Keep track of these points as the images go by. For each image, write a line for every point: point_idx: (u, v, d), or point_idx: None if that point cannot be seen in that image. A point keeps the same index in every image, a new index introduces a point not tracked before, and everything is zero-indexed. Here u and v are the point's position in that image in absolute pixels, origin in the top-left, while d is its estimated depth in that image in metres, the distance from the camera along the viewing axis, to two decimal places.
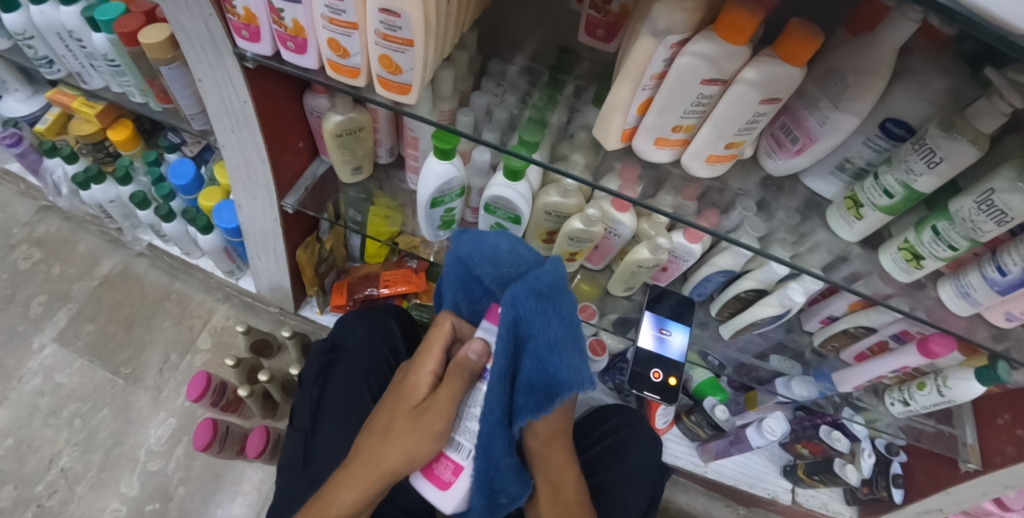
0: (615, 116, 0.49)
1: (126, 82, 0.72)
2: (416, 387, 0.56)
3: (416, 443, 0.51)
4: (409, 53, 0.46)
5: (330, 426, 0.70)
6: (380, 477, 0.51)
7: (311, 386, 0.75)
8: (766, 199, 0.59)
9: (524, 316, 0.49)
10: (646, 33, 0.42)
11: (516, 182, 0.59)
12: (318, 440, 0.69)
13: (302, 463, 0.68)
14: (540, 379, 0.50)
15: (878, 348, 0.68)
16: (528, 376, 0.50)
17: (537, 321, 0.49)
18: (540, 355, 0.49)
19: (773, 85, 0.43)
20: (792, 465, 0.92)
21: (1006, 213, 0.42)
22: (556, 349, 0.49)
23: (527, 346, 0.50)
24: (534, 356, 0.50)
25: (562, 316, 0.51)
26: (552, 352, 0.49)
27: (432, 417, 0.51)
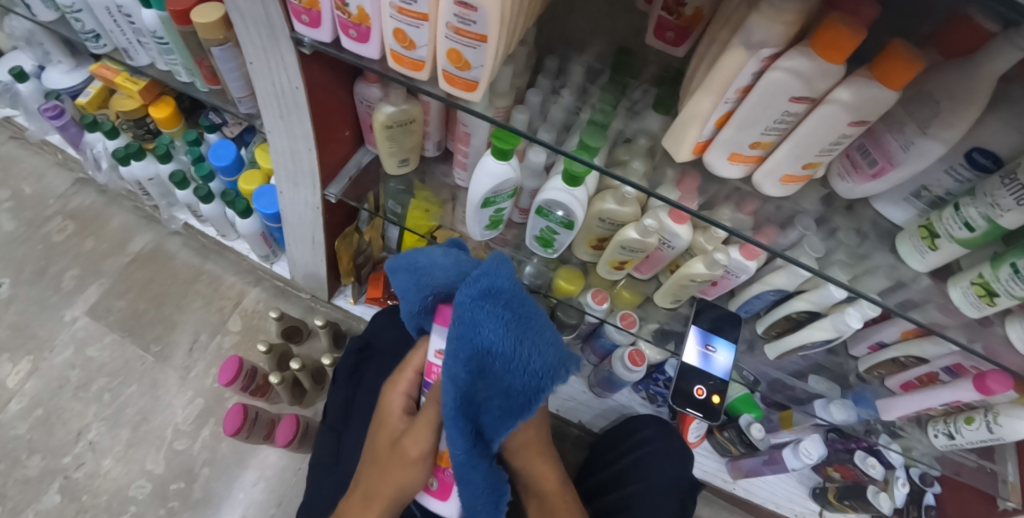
0: (690, 128, 0.47)
1: (172, 60, 0.71)
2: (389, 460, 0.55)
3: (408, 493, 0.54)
4: (480, 49, 0.44)
5: (360, 427, 0.69)
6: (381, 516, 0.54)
7: (344, 385, 0.74)
8: (829, 219, 0.57)
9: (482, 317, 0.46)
10: (738, 45, 0.40)
11: (574, 187, 0.56)
12: (350, 440, 0.69)
13: (334, 462, 0.68)
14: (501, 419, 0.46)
15: (927, 380, 0.65)
16: (466, 404, 0.46)
17: (473, 324, 0.46)
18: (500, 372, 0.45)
19: (865, 107, 0.41)
20: (821, 487, 0.90)
21: None
22: (512, 392, 0.46)
23: (488, 366, 0.45)
24: (491, 383, 0.46)
25: (518, 342, 0.46)
26: (519, 359, 0.45)
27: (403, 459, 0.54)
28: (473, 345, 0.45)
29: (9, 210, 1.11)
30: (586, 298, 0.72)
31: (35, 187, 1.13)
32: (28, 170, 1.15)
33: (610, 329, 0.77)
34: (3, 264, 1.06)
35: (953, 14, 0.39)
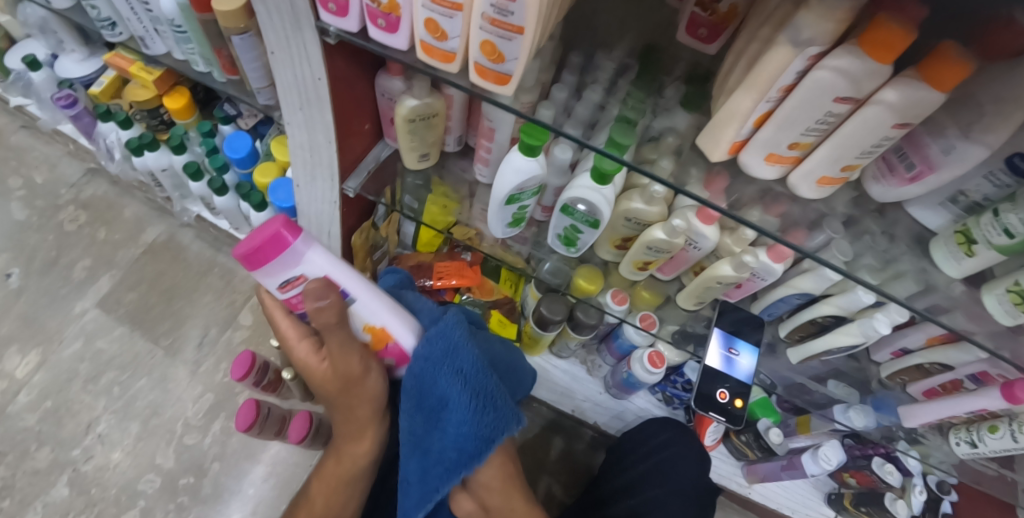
0: (728, 127, 0.46)
1: (190, 49, 0.70)
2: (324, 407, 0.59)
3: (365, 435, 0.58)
4: (516, 41, 0.43)
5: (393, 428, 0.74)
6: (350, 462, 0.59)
7: None
8: (860, 222, 0.56)
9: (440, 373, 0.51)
10: (785, 42, 0.39)
11: (603, 186, 0.55)
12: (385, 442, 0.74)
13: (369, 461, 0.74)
14: (446, 471, 0.51)
15: (952, 387, 0.64)
16: (421, 451, 0.53)
17: (433, 381, 0.51)
18: (452, 427, 0.50)
19: (913, 109, 0.39)
20: (837, 493, 0.89)
21: None
22: (457, 449, 0.50)
23: (441, 416, 0.51)
24: (443, 434, 0.51)
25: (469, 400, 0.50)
26: (466, 419, 0.49)
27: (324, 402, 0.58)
28: (425, 394, 0.51)
29: (20, 199, 1.10)
30: (606, 299, 0.72)
31: (47, 177, 1.12)
32: (39, 159, 1.14)
33: (629, 329, 0.76)
34: (14, 254, 1.05)
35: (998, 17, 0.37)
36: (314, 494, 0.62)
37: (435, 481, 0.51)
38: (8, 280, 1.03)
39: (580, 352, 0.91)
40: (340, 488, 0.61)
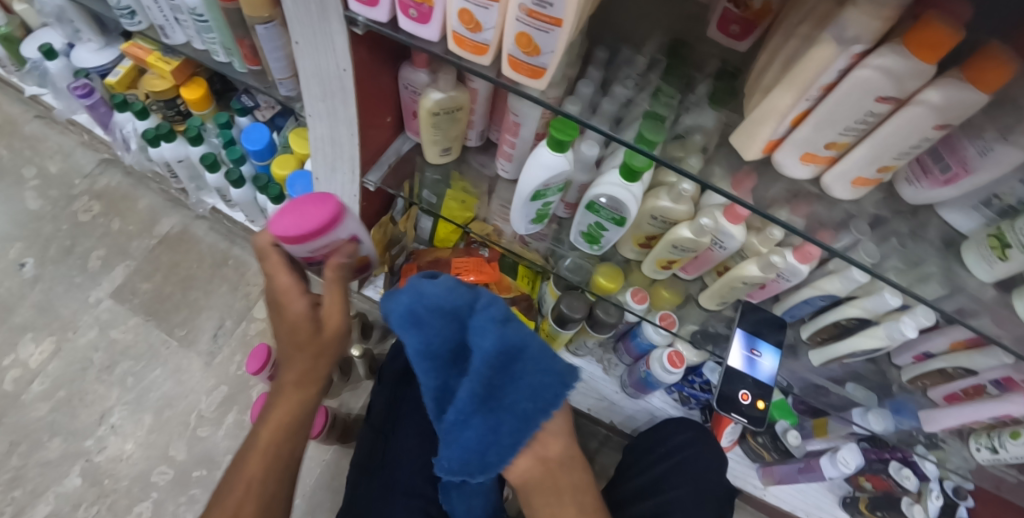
0: (765, 125, 0.46)
1: (211, 38, 0.70)
2: (282, 407, 0.54)
3: (287, 446, 0.55)
4: (553, 33, 0.42)
5: (408, 430, 0.72)
6: (272, 479, 0.53)
7: (390, 387, 0.77)
8: (889, 224, 0.56)
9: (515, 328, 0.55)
10: (829, 39, 0.38)
11: (632, 183, 0.55)
12: (396, 446, 0.71)
13: (379, 466, 0.70)
14: (519, 423, 0.52)
15: (974, 391, 0.64)
16: (490, 412, 0.52)
17: (509, 335, 0.53)
18: (529, 375, 0.53)
19: (957, 111, 0.39)
20: (853, 496, 0.89)
21: None
22: (536, 392, 0.54)
23: (516, 369, 0.53)
24: (518, 386, 0.53)
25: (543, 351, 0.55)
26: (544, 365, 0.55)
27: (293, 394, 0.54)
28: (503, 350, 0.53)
29: (35, 189, 1.09)
30: (626, 297, 0.72)
31: (62, 166, 1.12)
32: (54, 148, 1.13)
33: (649, 328, 0.76)
34: (29, 243, 1.05)
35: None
36: (250, 455, 0.54)
37: (509, 437, 0.52)
38: (22, 270, 1.02)
39: (596, 351, 0.90)
40: (280, 451, 0.54)
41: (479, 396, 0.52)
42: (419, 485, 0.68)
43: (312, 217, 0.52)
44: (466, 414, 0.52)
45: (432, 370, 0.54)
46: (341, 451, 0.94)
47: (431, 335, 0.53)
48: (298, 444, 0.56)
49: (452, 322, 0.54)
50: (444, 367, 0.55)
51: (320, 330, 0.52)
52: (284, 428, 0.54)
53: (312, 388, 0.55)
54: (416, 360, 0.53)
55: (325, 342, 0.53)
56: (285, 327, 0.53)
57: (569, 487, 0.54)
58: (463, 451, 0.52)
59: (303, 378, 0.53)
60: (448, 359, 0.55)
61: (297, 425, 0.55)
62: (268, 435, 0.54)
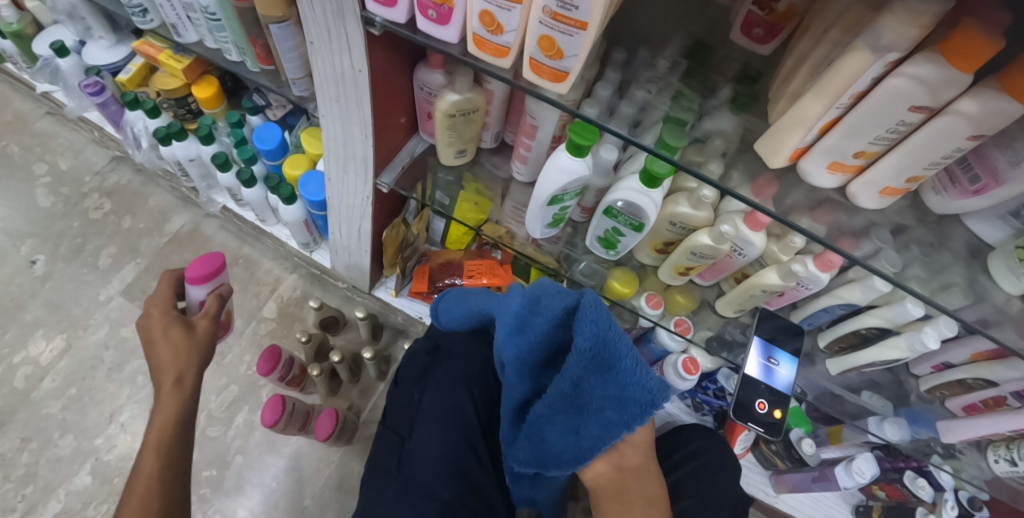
0: (792, 133, 0.45)
1: (223, 37, 0.69)
2: (159, 410, 0.63)
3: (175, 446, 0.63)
4: (577, 37, 0.41)
5: (427, 430, 0.71)
6: (164, 475, 0.59)
7: (412, 386, 0.77)
8: (914, 233, 0.54)
9: (612, 334, 0.45)
10: (862, 47, 0.37)
11: (652, 189, 0.54)
12: (413, 445, 0.70)
13: (396, 468, 0.68)
14: (603, 430, 0.47)
15: (994, 403, 0.62)
16: (573, 416, 0.48)
17: (604, 339, 0.45)
18: (616, 390, 0.45)
19: (993, 121, 0.37)
20: (865, 505, 0.88)
21: None
22: (622, 406, 0.45)
23: (606, 379, 0.45)
24: (605, 396, 0.46)
25: (638, 364, 0.44)
26: (639, 381, 0.44)
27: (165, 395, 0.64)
28: (588, 352, 0.45)
29: (46, 186, 1.09)
30: (640, 302, 0.70)
31: (73, 163, 1.12)
32: (65, 146, 1.13)
33: (663, 333, 0.75)
34: (40, 240, 1.05)
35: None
36: (138, 483, 0.58)
37: (589, 442, 0.48)
38: (34, 267, 1.02)
39: None
40: (168, 465, 0.60)
41: (564, 399, 0.48)
42: (435, 485, 0.66)
43: (208, 268, 0.72)
44: (549, 412, 0.49)
45: (524, 369, 0.52)
46: (349, 453, 0.94)
47: (529, 339, 0.50)
48: (185, 450, 0.64)
49: (547, 325, 0.49)
50: (538, 367, 0.52)
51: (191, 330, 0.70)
52: (167, 429, 0.62)
53: (187, 389, 0.66)
54: (512, 364, 0.51)
55: (183, 337, 0.68)
56: (157, 339, 0.67)
57: (641, 499, 0.53)
58: (544, 445, 0.52)
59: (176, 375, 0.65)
60: (542, 357, 0.51)
61: (181, 423, 0.64)
62: (153, 440, 0.62)
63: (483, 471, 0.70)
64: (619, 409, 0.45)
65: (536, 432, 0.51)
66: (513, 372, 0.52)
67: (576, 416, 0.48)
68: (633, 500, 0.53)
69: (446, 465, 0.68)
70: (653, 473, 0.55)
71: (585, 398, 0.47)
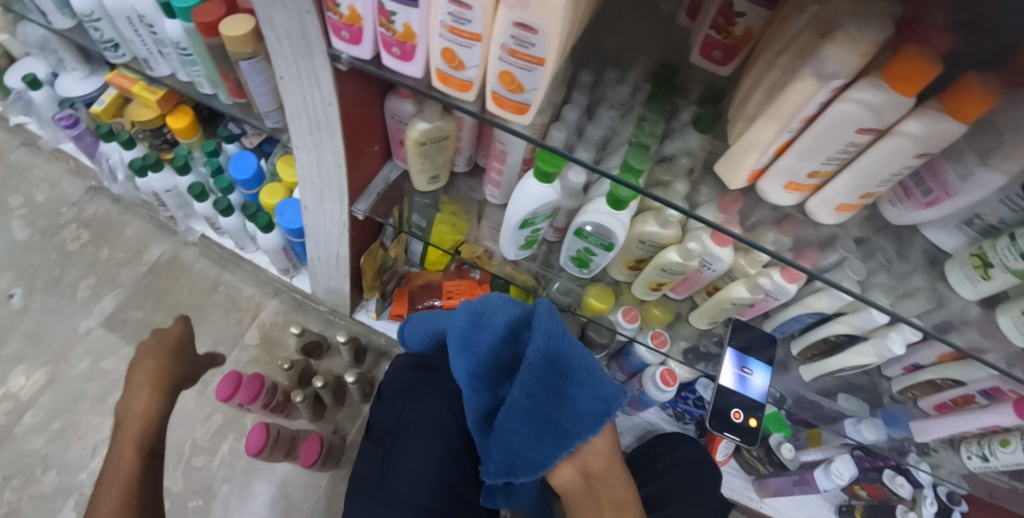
0: (747, 156, 0.46)
1: (196, 71, 0.69)
2: (147, 414, 0.76)
3: (145, 460, 0.72)
4: (536, 72, 0.43)
5: (412, 443, 0.71)
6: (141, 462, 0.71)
7: (396, 400, 0.76)
8: (875, 241, 0.56)
9: (564, 344, 0.53)
10: (809, 74, 0.38)
11: (619, 211, 0.55)
12: (398, 460, 0.70)
13: (380, 480, 0.69)
14: (562, 440, 0.52)
15: (963, 401, 0.65)
16: (532, 426, 0.52)
17: (559, 349, 0.52)
18: (574, 397, 0.52)
19: (936, 140, 0.39)
20: (848, 505, 0.89)
21: None
22: (579, 412, 0.52)
23: (564, 390, 0.52)
24: (564, 405, 0.52)
25: (591, 371, 0.53)
26: (594, 384, 0.52)
27: (144, 402, 0.77)
28: (543, 360, 0.51)
29: (22, 218, 1.09)
30: (617, 316, 0.72)
31: (49, 194, 1.11)
32: (41, 177, 1.12)
33: (640, 348, 0.77)
34: (17, 274, 1.04)
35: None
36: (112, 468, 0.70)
37: (549, 451, 0.52)
38: (11, 301, 1.01)
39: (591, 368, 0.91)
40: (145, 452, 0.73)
41: (524, 410, 0.51)
42: (420, 496, 0.66)
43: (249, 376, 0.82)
44: (511, 424, 0.52)
45: (479, 386, 0.56)
46: (339, 476, 0.94)
47: (481, 353, 0.56)
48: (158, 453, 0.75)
49: (495, 338, 0.57)
50: (494, 385, 0.57)
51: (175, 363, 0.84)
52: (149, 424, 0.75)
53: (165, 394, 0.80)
54: (466, 381, 0.56)
55: (169, 362, 0.84)
56: (153, 358, 0.83)
57: (610, 504, 0.54)
58: (512, 456, 0.54)
59: (158, 389, 0.79)
60: (496, 374, 0.57)
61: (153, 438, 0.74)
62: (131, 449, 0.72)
63: (468, 485, 0.71)
64: (577, 417, 0.51)
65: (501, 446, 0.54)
66: (470, 391, 0.57)
67: (537, 429, 0.52)
68: (604, 506, 0.54)
69: (434, 478, 0.68)
70: (621, 477, 0.56)
71: (545, 408, 0.51)
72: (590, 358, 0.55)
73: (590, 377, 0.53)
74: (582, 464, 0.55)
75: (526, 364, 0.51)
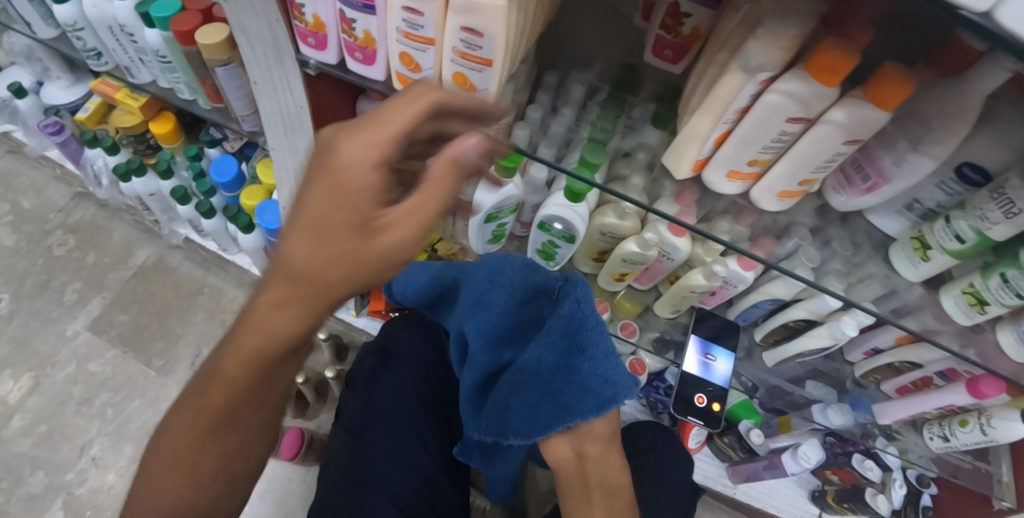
0: (690, 147, 0.49)
1: (175, 78, 0.72)
2: (322, 269, 0.35)
3: (230, 416, 0.42)
4: (486, 72, 0.46)
5: (378, 430, 0.73)
6: (213, 412, 0.41)
7: (360, 389, 0.78)
8: (825, 229, 0.58)
9: (588, 320, 0.55)
10: (736, 68, 0.41)
11: (576, 203, 0.59)
12: (366, 447, 0.72)
13: (351, 467, 0.71)
14: (561, 412, 0.55)
15: (922, 383, 0.67)
16: (539, 386, 0.57)
17: (581, 324, 0.54)
18: (585, 374, 0.54)
19: (863, 127, 0.41)
20: (820, 490, 0.92)
21: (1016, 202, 0.43)
22: (584, 390, 0.53)
23: (578, 365, 0.54)
24: (571, 380, 0.54)
25: (607, 354, 0.54)
26: (608, 369, 0.54)
27: (276, 321, 0.37)
28: (560, 327, 0.55)
29: (9, 224, 1.11)
30: None
31: (35, 201, 1.13)
32: (27, 184, 1.15)
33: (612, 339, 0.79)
34: (5, 279, 1.06)
35: (945, 37, 0.40)
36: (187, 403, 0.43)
37: (546, 421, 0.56)
38: None
39: None
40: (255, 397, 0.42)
41: (532, 369, 0.57)
42: (391, 478, 0.70)
43: None
44: (517, 380, 0.59)
45: (488, 339, 0.62)
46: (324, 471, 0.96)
47: (496, 309, 0.61)
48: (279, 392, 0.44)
49: (512, 296, 0.61)
50: (505, 340, 0.62)
51: (369, 235, 0.35)
52: (256, 358, 0.39)
53: (281, 331, 0.38)
54: (476, 332, 0.62)
55: (363, 172, 0.34)
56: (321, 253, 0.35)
57: (599, 488, 0.55)
58: (509, 412, 0.60)
59: (311, 298, 0.36)
60: (510, 329, 0.62)
61: (272, 374, 0.40)
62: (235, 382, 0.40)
63: (435, 462, 0.74)
64: (580, 397, 0.53)
65: (505, 399, 0.61)
66: (481, 343, 0.63)
67: (535, 388, 0.57)
68: (592, 490, 0.55)
69: (402, 463, 0.72)
70: (618, 464, 0.58)
71: (552, 373, 0.56)
72: (610, 342, 0.56)
73: (607, 358, 0.54)
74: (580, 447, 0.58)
75: (549, 326, 0.55)
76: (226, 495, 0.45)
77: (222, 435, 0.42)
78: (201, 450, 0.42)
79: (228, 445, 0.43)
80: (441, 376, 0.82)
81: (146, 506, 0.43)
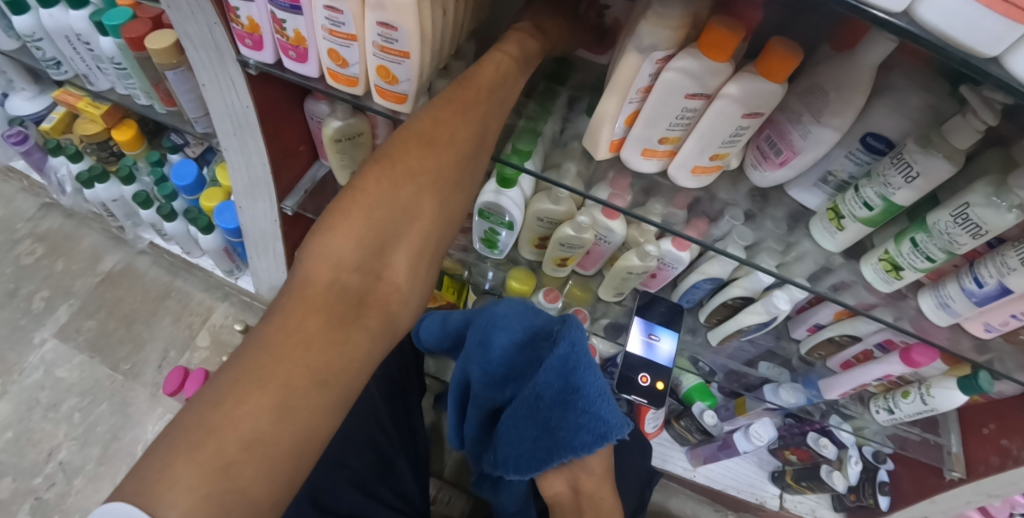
0: (603, 128, 0.51)
1: (131, 84, 0.74)
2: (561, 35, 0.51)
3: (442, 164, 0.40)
4: (405, 64, 0.48)
5: None
6: (449, 147, 0.41)
7: None
8: (754, 210, 0.60)
9: (582, 362, 0.61)
10: (633, 49, 0.43)
11: (508, 189, 0.61)
12: None
13: None
14: (558, 446, 0.61)
15: (864, 357, 0.69)
16: (538, 420, 0.63)
17: (576, 365, 0.60)
18: (582, 410, 0.59)
19: (757, 100, 0.44)
20: (780, 471, 0.96)
21: (913, 166, 0.44)
22: (579, 427, 0.59)
23: (573, 403, 0.60)
24: (568, 416, 0.60)
25: (601, 394, 0.59)
26: (602, 407, 0.59)
27: (527, 50, 0.48)
28: (558, 367, 0.61)
29: None
30: (538, 297, 0.77)
31: (4, 211, 1.15)
32: None
33: None
34: None
35: (845, 19, 0.43)
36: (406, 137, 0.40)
37: (544, 455, 0.63)
38: None
39: None
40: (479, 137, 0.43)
41: (531, 405, 0.63)
42: (345, 456, 0.72)
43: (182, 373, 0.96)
44: (517, 415, 0.65)
45: (491, 378, 0.69)
46: None
47: (499, 350, 0.68)
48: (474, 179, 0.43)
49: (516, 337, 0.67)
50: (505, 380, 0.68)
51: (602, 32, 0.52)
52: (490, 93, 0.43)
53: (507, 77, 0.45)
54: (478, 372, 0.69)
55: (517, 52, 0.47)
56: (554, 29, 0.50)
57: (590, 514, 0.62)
58: (512, 447, 0.66)
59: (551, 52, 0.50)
60: (511, 370, 0.68)
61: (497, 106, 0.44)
62: (475, 95, 0.43)
63: (388, 440, 0.79)
64: (574, 433, 0.60)
65: (506, 435, 0.67)
66: (484, 383, 0.69)
67: (531, 423, 0.63)
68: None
69: (362, 440, 0.75)
70: (610, 500, 0.64)
71: (547, 412, 0.62)
72: (602, 381, 0.61)
73: (603, 398, 0.60)
74: (574, 482, 0.65)
75: (546, 365, 0.61)
76: (425, 247, 0.40)
77: (433, 154, 0.40)
78: (420, 194, 0.39)
79: (443, 168, 0.40)
80: (400, 366, 0.86)
81: (343, 241, 0.37)
